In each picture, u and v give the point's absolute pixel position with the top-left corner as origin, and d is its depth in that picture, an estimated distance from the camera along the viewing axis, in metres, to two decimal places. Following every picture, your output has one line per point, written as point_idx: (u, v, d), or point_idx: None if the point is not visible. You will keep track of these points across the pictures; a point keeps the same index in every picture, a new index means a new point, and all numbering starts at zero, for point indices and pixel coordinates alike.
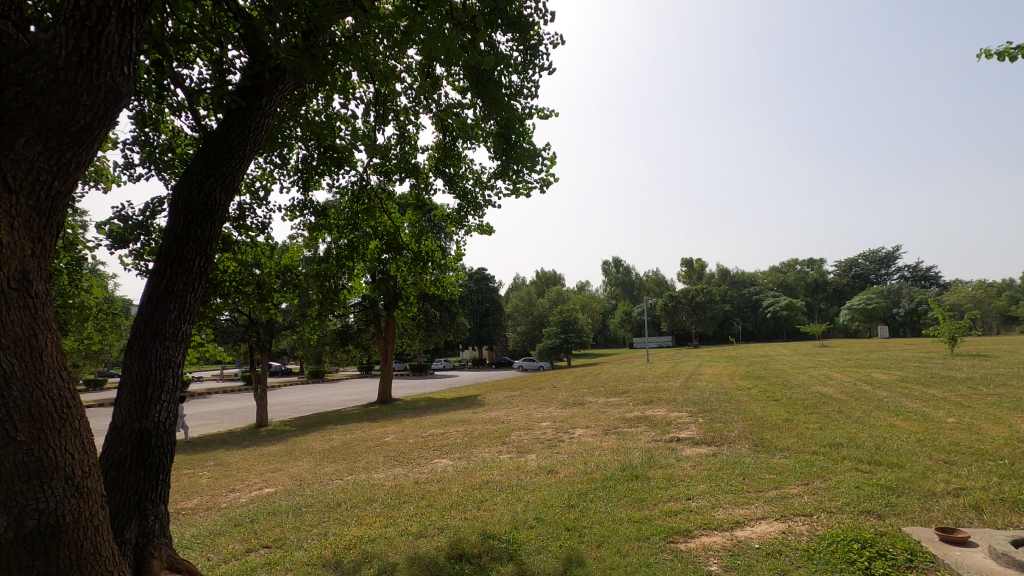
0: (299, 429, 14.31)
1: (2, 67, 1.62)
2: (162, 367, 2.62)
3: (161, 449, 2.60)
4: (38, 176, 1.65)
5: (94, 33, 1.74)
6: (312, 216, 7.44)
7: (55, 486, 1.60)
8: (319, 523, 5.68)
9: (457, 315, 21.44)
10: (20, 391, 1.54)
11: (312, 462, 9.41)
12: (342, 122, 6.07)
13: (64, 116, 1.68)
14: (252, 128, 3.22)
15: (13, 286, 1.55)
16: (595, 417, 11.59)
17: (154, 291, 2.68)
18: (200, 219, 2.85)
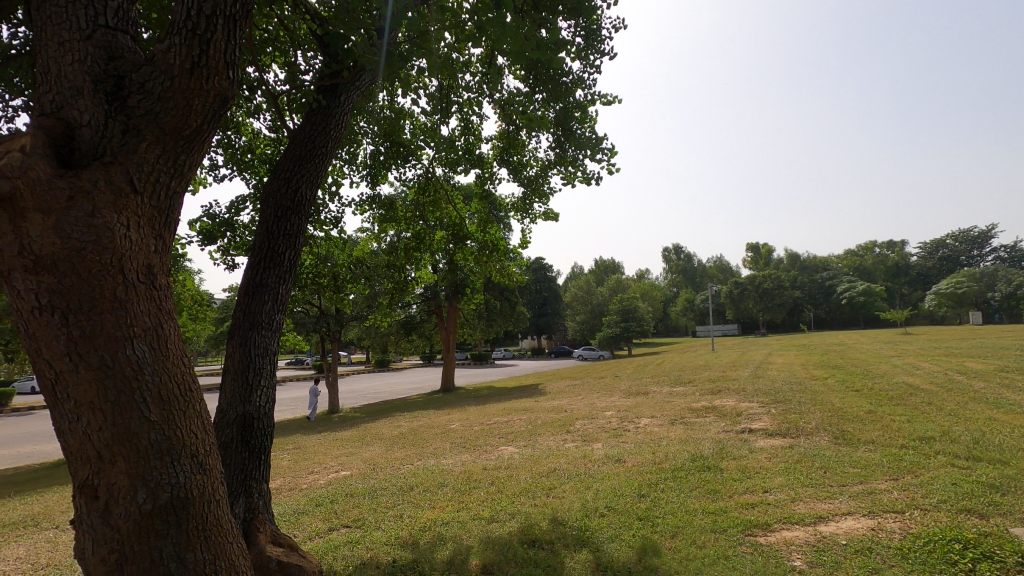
0: (369, 415, 14.95)
1: (125, 77, 1.65)
2: (260, 355, 2.79)
3: (262, 431, 2.76)
4: (158, 177, 1.67)
5: (204, 40, 1.73)
6: (379, 209, 7.69)
7: (183, 463, 1.56)
8: (395, 505, 5.91)
9: (517, 304, 21.55)
10: (152, 376, 1.54)
11: (383, 447, 9.81)
12: (408, 117, 6.19)
13: (177, 121, 1.68)
14: (332, 125, 3.34)
15: (141, 280, 1.57)
16: (661, 406, 11.42)
17: (251, 283, 2.84)
18: (288, 214, 3.00)
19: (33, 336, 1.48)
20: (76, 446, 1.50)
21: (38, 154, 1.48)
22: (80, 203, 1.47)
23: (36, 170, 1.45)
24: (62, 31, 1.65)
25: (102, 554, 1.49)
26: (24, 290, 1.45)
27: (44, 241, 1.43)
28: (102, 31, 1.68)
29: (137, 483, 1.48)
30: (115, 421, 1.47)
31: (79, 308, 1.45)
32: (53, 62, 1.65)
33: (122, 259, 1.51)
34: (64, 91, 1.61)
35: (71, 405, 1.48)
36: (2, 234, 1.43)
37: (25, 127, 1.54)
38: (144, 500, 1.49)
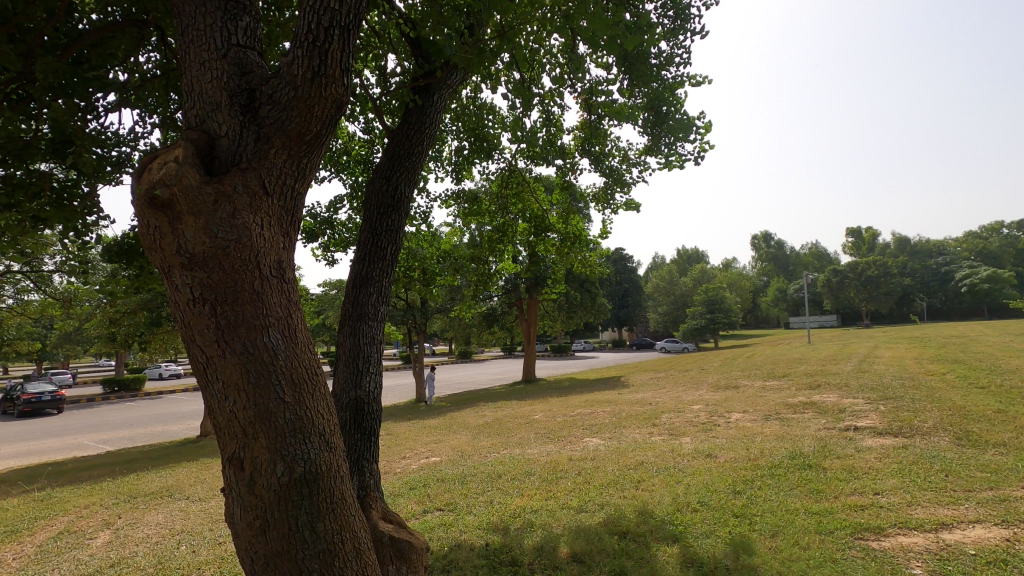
0: (454, 405, 15.42)
1: (256, 91, 1.81)
2: (368, 344, 2.97)
3: (372, 415, 2.93)
4: (285, 180, 1.83)
5: (322, 51, 1.86)
6: (464, 204, 7.87)
7: (313, 440, 1.71)
8: (484, 491, 6.08)
9: (597, 296, 21.23)
10: (285, 361, 1.69)
11: (470, 436, 10.10)
12: (491, 111, 6.28)
13: (301, 127, 1.82)
14: (427, 123, 3.47)
15: (273, 275, 1.73)
16: (753, 401, 10.89)
17: (358, 276, 3.03)
18: (389, 211, 3.16)
19: (188, 324, 1.67)
20: (224, 423, 1.68)
21: (189, 163, 1.65)
22: (223, 205, 1.64)
23: (187, 177, 1.62)
24: (203, 52, 1.84)
25: (248, 518, 1.67)
26: (180, 285, 1.64)
27: (196, 241, 1.60)
28: (234, 49, 1.86)
29: (276, 457, 1.65)
30: (256, 401, 1.64)
31: (224, 300, 1.62)
32: (196, 79, 1.84)
33: (258, 255, 1.68)
34: (205, 105, 1.80)
35: (219, 386, 1.66)
36: (164, 235, 1.63)
37: (176, 139, 1.74)
38: (282, 472, 1.65)
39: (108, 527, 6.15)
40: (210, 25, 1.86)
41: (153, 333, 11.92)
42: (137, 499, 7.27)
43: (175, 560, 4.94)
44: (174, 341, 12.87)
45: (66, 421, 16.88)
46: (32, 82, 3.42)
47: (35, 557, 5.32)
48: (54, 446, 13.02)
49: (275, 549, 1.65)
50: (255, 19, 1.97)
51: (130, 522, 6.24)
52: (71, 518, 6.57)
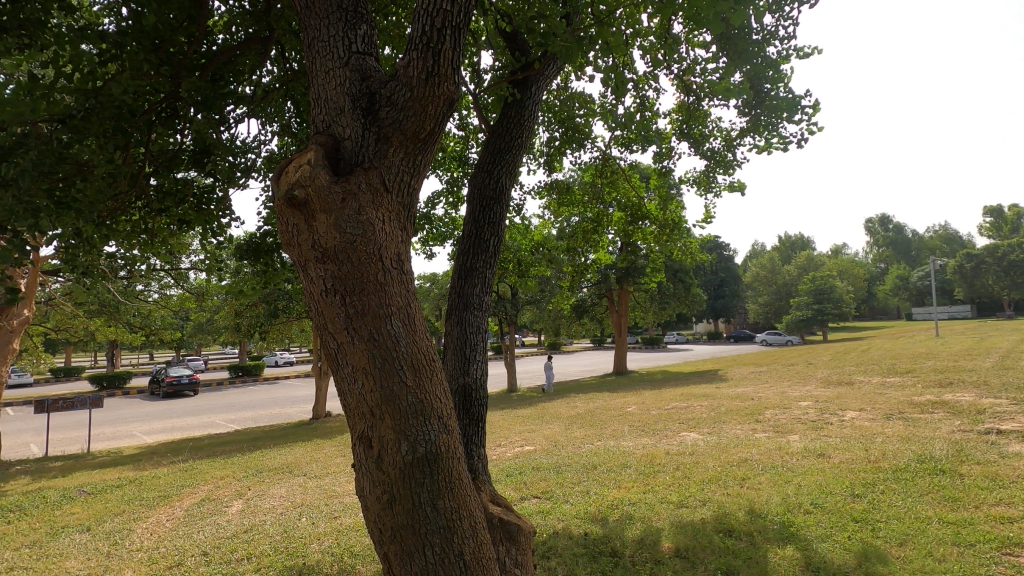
0: (545, 395, 15.53)
1: (377, 94, 1.93)
2: (474, 333, 3.08)
3: (479, 402, 3.03)
4: (402, 178, 1.94)
5: (436, 52, 1.94)
6: (556, 195, 7.86)
7: (432, 423, 1.80)
8: (581, 482, 6.09)
9: (692, 286, 20.40)
10: (406, 347, 1.80)
11: (562, 426, 10.15)
12: (582, 101, 6.20)
13: (416, 125, 1.92)
14: (526, 116, 3.51)
15: (394, 266, 1.84)
16: (871, 398, 10.00)
17: (463, 267, 3.15)
18: (491, 204, 3.25)
19: (321, 313, 1.82)
20: (354, 404, 1.82)
21: (320, 164, 1.79)
22: (350, 203, 1.77)
23: (320, 178, 1.75)
24: (328, 62, 1.99)
25: (376, 493, 1.80)
26: (315, 277, 1.80)
27: (328, 236, 1.74)
28: (355, 57, 1.99)
29: (400, 437, 1.76)
30: (382, 384, 1.76)
31: (353, 291, 1.75)
32: (322, 87, 1.99)
33: (381, 249, 1.79)
34: (331, 111, 1.94)
35: (349, 370, 1.79)
36: (301, 232, 1.79)
37: (307, 144, 1.89)
38: (406, 451, 1.76)
39: (241, 497, 6.87)
40: (334, 36, 2.00)
41: (272, 323, 13.07)
42: (263, 474, 8.05)
43: (299, 530, 5.43)
44: (289, 331, 14.03)
45: (202, 402, 19.01)
46: (178, 99, 3.86)
47: (184, 520, 6.07)
48: (193, 423, 14.71)
49: (401, 523, 1.77)
50: (372, 27, 2.10)
51: (258, 494, 6.93)
52: (210, 488, 7.41)
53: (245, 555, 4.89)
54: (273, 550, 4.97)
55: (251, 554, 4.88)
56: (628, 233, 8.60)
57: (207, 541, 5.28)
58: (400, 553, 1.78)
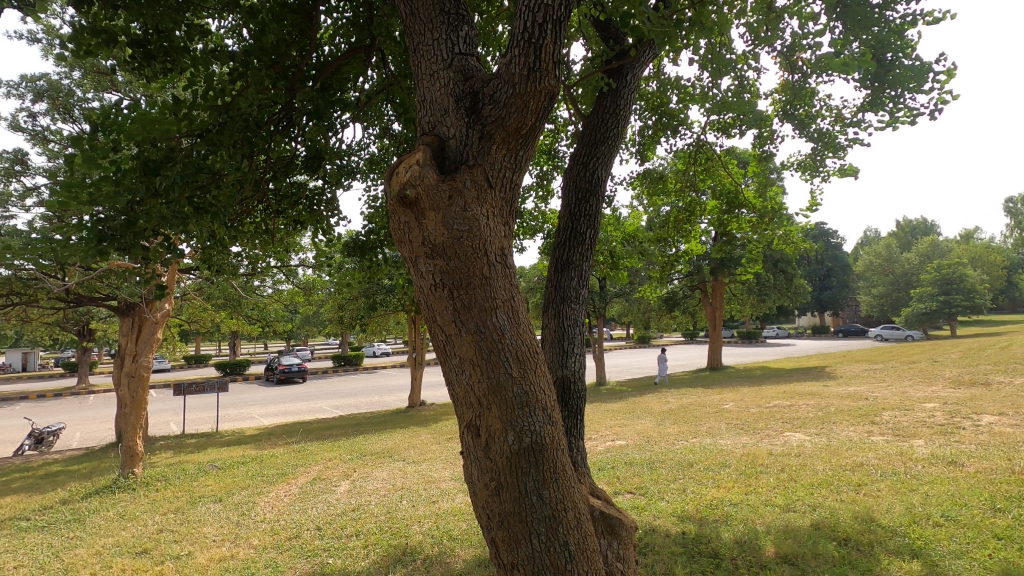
0: (635, 390, 15.22)
1: (480, 92, 1.98)
2: (572, 325, 3.09)
3: (578, 394, 3.04)
4: (505, 173, 1.98)
5: (537, 47, 1.96)
6: (649, 185, 7.63)
7: (538, 414, 1.84)
8: (676, 479, 5.92)
9: (795, 277, 19.06)
10: (511, 339, 1.85)
11: (655, 422, 9.89)
12: (676, 86, 5.95)
13: (518, 122, 1.95)
14: (622, 106, 3.45)
15: (498, 261, 1.88)
16: (1014, 402, 8.83)
17: (560, 260, 3.17)
18: (588, 196, 3.25)
19: (430, 306, 1.91)
20: (462, 393, 1.89)
21: (428, 164, 1.87)
22: (457, 200, 1.83)
23: (429, 177, 1.83)
24: (432, 64, 2.07)
25: (485, 480, 1.86)
26: (425, 272, 1.88)
27: (437, 233, 1.82)
28: (458, 58, 2.06)
29: (507, 427, 1.81)
30: (489, 375, 1.81)
31: (460, 285, 1.81)
32: (427, 89, 2.07)
33: (486, 244, 1.85)
34: (436, 112, 2.02)
35: (457, 361, 1.86)
36: (411, 229, 1.87)
37: (415, 145, 1.98)
38: (513, 441, 1.80)
39: (347, 478, 7.37)
40: (437, 38, 2.08)
41: (371, 315, 13.83)
42: (366, 457, 8.58)
43: (401, 511, 5.73)
44: (386, 323, 14.80)
45: (310, 389, 20.55)
46: (292, 109, 4.20)
47: (300, 496, 6.62)
48: (303, 408, 15.95)
49: (509, 510, 1.82)
50: (473, 27, 2.16)
51: (363, 476, 7.39)
52: (321, 468, 8.02)
53: (353, 532, 5.24)
54: (378, 528, 5.29)
55: (359, 532, 5.22)
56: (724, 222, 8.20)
57: (320, 517, 5.73)
58: (508, 539, 1.83)
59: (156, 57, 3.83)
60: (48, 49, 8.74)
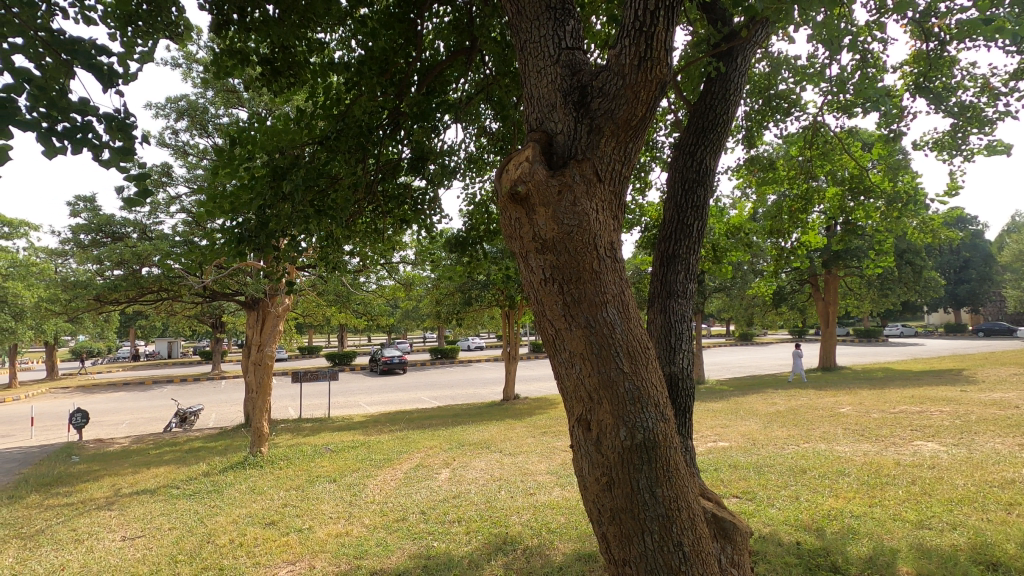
0: (737, 389, 14.44)
1: (589, 87, 1.97)
2: (679, 321, 3.01)
3: (686, 392, 2.96)
4: (614, 167, 1.96)
5: (649, 36, 1.91)
6: (756, 173, 7.18)
7: (650, 411, 1.82)
8: (788, 486, 5.56)
9: (925, 269, 17.10)
10: (622, 334, 1.83)
11: (761, 424, 9.33)
12: (786, 66, 5.53)
13: (629, 113, 1.92)
14: (732, 91, 3.28)
15: (607, 255, 1.87)
16: None
17: (666, 254, 3.11)
18: (695, 186, 3.14)
19: (540, 301, 1.93)
20: (572, 387, 1.89)
21: (538, 161, 1.89)
22: (567, 195, 1.84)
23: (539, 173, 1.85)
24: (540, 61, 2.09)
25: (596, 474, 1.85)
26: (535, 267, 1.90)
27: (547, 228, 1.83)
28: (565, 53, 2.06)
29: (619, 422, 1.79)
30: (600, 369, 1.81)
31: (571, 279, 1.82)
32: (535, 86, 2.09)
33: (597, 238, 1.84)
34: (544, 108, 2.03)
35: (567, 354, 1.87)
36: (522, 224, 1.90)
37: (524, 142, 2.01)
38: (626, 436, 1.79)
39: (448, 467, 7.67)
40: (544, 35, 2.10)
41: (467, 310, 14.24)
42: (465, 447, 8.86)
43: (500, 502, 5.88)
44: (481, 317, 15.16)
45: (410, 380, 21.57)
46: (399, 114, 4.42)
47: (405, 481, 6.99)
48: (404, 398, 16.79)
49: (621, 506, 1.81)
50: (579, 21, 2.15)
51: (462, 465, 7.66)
52: (423, 456, 8.41)
53: (456, 518, 5.45)
54: (478, 516, 5.46)
55: (461, 518, 5.41)
56: (842, 210, 7.53)
57: (425, 502, 6.01)
58: (620, 535, 1.82)
59: (281, 73, 4.20)
60: (187, 73, 9.88)
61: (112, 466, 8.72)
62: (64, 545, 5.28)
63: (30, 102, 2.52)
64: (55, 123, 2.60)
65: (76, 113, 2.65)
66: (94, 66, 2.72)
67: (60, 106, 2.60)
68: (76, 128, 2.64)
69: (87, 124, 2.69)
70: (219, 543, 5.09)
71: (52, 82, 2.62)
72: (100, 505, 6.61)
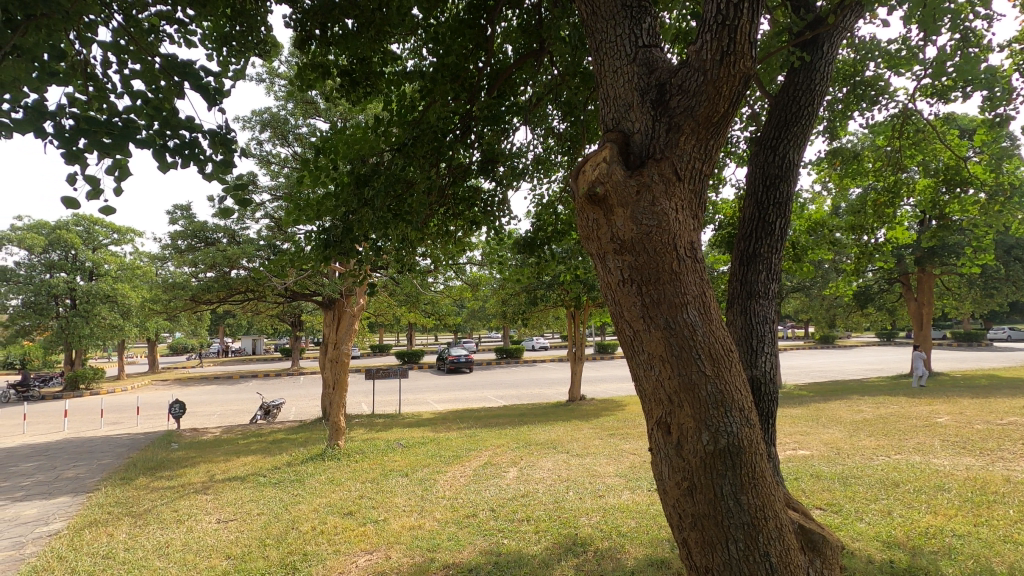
0: (818, 395, 13.62)
1: (668, 85, 1.94)
2: (761, 323, 2.92)
3: (768, 396, 2.87)
4: (694, 165, 1.92)
5: (732, 29, 1.86)
6: (838, 167, 6.76)
7: (733, 415, 1.78)
8: (878, 499, 5.20)
9: None
10: (703, 336, 1.80)
11: (845, 432, 8.77)
12: (872, 51, 5.17)
13: (709, 110, 1.88)
14: (817, 80, 3.11)
15: (687, 256, 1.84)
16: None
17: (745, 253, 3.02)
18: (777, 182, 3.03)
19: (617, 302, 1.92)
20: (650, 389, 1.86)
21: (615, 161, 1.88)
22: (645, 195, 1.82)
23: (616, 174, 1.84)
24: (616, 61, 2.08)
25: (676, 478, 1.82)
26: (613, 268, 1.90)
27: (625, 229, 1.82)
28: (642, 51, 2.04)
29: (700, 426, 1.76)
30: (680, 372, 1.77)
31: (649, 280, 1.80)
32: (611, 85, 2.08)
33: (676, 238, 1.81)
34: (620, 107, 2.02)
35: (645, 357, 1.84)
36: (600, 226, 1.90)
37: (600, 142, 2.01)
38: (708, 441, 1.75)
39: (515, 466, 7.74)
40: (621, 34, 2.09)
41: (532, 310, 14.29)
42: (531, 447, 8.91)
43: (568, 503, 5.86)
44: (546, 317, 15.15)
45: (476, 379, 21.93)
46: (470, 118, 4.52)
47: (474, 478, 7.12)
48: (471, 397, 17.07)
49: (703, 512, 1.77)
50: (655, 17, 2.12)
51: (529, 465, 7.70)
52: (490, 454, 8.53)
53: (525, 517, 5.49)
54: (547, 516, 5.48)
55: (530, 518, 5.44)
56: (936, 203, 6.95)
57: (494, 500, 6.10)
58: (701, 542, 1.79)
59: (359, 83, 4.40)
60: (270, 87, 10.52)
61: (207, 454, 9.43)
62: (168, 524, 5.78)
63: (147, 120, 2.79)
64: (167, 139, 2.85)
65: (185, 130, 2.91)
66: (202, 86, 2.98)
67: (172, 124, 2.85)
68: (184, 143, 2.89)
69: (194, 140, 2.94)
70: (302, 530, 5.40)
71: (165, 102, 2.89)
72: (198, 489, 7.17)
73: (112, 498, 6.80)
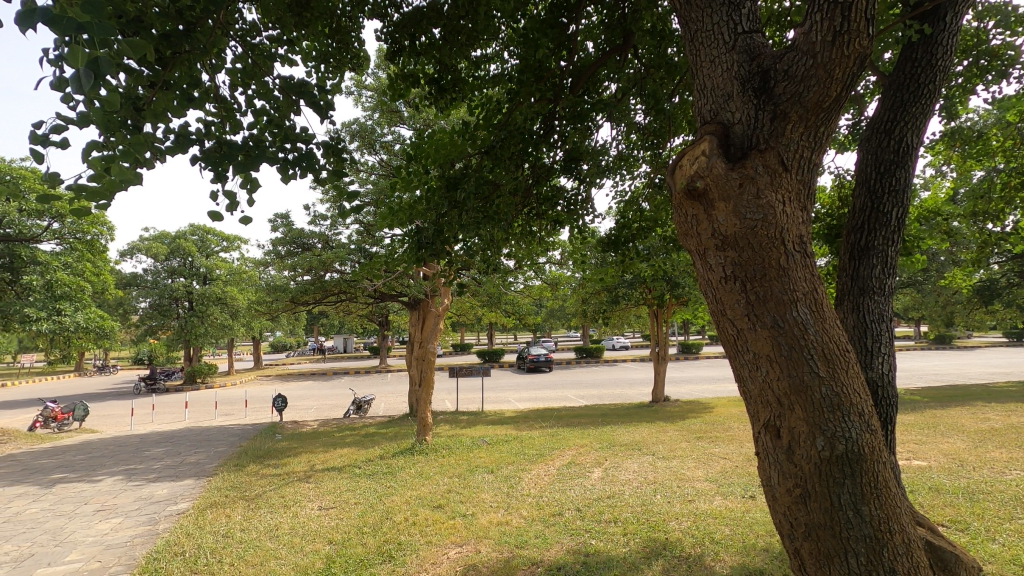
0: (935, 401, 12.34)
1: (773, 72, 1.84)
2: (876, 321, 2.72)
3: (887, 401, 2.67)
4: (803, 154, 1.82)
5: (846, 7, 1.73)
6: (960, 149, 6.10)
7: (852, 420, 1.67)
8: (1013, 518, 4.64)
9: None
10: (816, 334, 1.70)
11: (969, 442, 7.89)
12: (999, 17, 4.62)
13: (820, 95, 1.77)
14: (939, 54, 2.83)
15: (796, 251, 1.74)
16: None
17: (856, 247, 2.82)
18: (893, 168, 2.79)
19: (719, 299, 1.85)
20: (757, 391, 1.78)
21: (715, 154, 1.81)
22: (749, 187, 1.74)
23: (717, 167, 1.78)
24: (714, 50, 2.00)
25: (787, 485, 1.73)
26: (714, 264, 1.83)
27: (728, 224, 1.75)
28: (742, 38, 1.96)
29: (815, 431, 1.66)
30: (791, 373, 1.68)
31: (755, 276, 1.72)
32: (708, 76, 2.01)
33: (783, 232, 1.73)
34: (719, 98, 1.95)
35: (750, 357, 1.77)
36: (700, 222, 1.84)
37: (698, 136, 1.94)
38: (823, 446, 1.66)
39: (599, 466, 7.66)
40: (718, 23, 2.01)
41: (613, 309, 14.05)
42: (615, 448, 8.77)
43: (656, 506, 5.72)
44: (627, 316, 14.84)
45: (556, 378, 21.90)
46: (554, 117, 4.53)
47: (558, 477, 7.13)
48: (552, 396, 17.06)
49: (818, 522, 1.67)
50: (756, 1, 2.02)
51: (613, 466, 7.59)
52: (574, 454, 8.49)
53: (612, 518, 5.42)
54: (635, 518, 5.38)
55: (618, 519, 5.37)
56: None
57: (579, 500, 6.08)
58: (818, 553, 1.69)
59: (446, 90, 4.53)
60: (358, 98, 11.08)
61: (307, 445, 10.10)
62: (276, 509, 6.27)
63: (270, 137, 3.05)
64: (287, 153, 3.10)
65: (302, 144, 3.15)
66: (314, 102, 3.22)
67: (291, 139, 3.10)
68: (301, 155, 3.14)
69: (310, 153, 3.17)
70: (396, 520, 5.65)
71: (284, 120, 3.16)
72: (301, 478, 7.71)
73: (227, 482, 7.47)
